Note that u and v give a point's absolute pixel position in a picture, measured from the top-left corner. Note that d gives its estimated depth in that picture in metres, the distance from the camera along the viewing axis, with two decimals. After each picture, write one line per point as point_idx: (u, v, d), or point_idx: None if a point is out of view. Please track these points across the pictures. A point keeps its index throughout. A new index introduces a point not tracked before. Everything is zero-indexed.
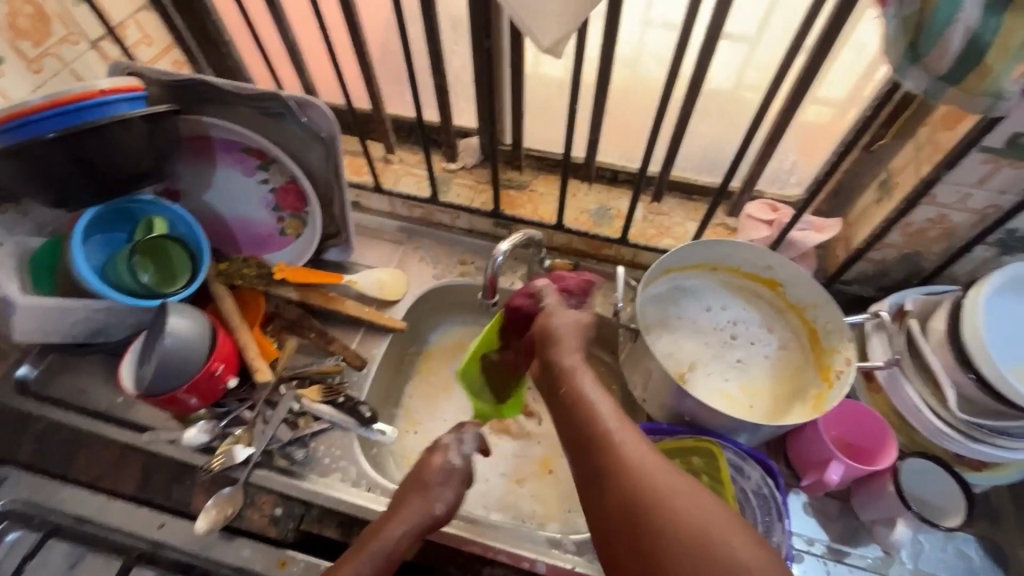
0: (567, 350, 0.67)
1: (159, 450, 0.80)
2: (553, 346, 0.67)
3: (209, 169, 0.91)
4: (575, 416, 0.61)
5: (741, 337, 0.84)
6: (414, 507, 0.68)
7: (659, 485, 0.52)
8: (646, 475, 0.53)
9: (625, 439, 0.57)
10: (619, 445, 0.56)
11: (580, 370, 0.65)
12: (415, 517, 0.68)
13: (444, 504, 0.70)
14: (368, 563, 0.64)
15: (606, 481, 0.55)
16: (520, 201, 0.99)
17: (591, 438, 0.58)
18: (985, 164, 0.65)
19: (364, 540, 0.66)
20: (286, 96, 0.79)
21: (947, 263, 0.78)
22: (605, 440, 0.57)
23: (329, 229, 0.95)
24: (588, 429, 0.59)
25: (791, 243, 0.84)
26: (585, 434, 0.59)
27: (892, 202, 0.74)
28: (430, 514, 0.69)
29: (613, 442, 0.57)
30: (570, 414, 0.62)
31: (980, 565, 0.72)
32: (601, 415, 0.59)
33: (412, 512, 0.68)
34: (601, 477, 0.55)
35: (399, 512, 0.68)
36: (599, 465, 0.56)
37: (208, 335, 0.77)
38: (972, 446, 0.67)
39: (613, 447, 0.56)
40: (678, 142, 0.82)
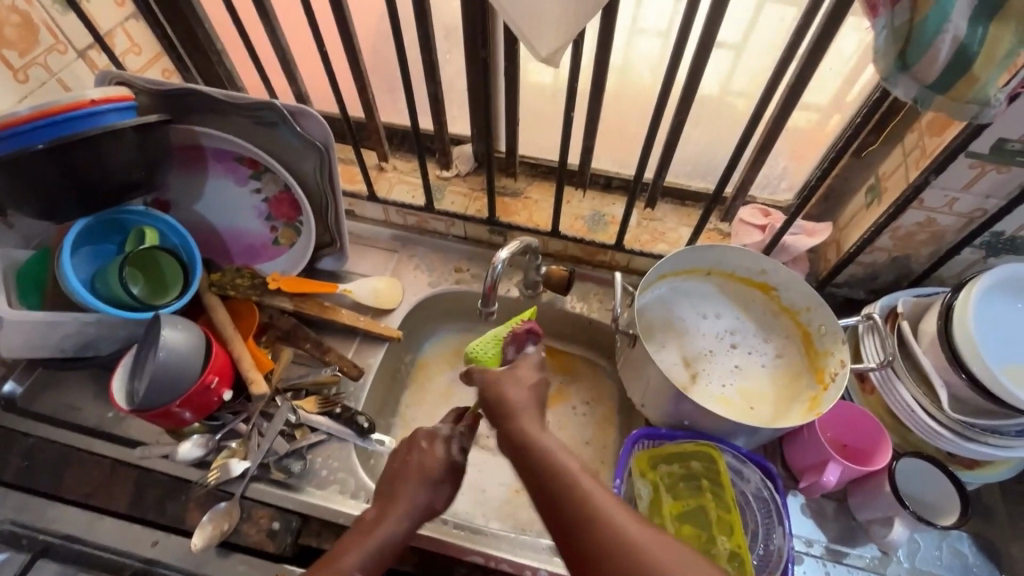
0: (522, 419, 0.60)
1: (151, 466, 0.78)
2: (509, 416, 0.61)
3: (200, 179, 0.90)
4: (542, 474, 0.55)
5: (739, 344, 0.84)
6: (411, 500, 0.63)
7: (639, 543, 0.47)
8: (625, 533, 0.48)
9: (599, 496, 0.51)
10: (593, 500, 0.50)
11: (536, 435, 0.58)
12: (411, 510, 0.63)
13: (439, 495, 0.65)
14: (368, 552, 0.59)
15: (583, 543, 0.49)
16: (515, 208, 0.99)
17: (562, 495, 0.52)
18: (971, 169, 0.66)
19: (361, 527, 0.61)
20: (280, 105, 0.79)
21: (935, 265, 0.79)
22: (578, 493, 0.51)
23: (323, 238, 0.94)
24: (560, 487, 0.53)
25: (783, 247, 0.86)
26: (553, 491, 0.53)
27: (881, 206, 0.75)
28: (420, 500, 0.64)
29: (587, 495, 0.51)
30: (535, 477, 0.55)
31: (975, 562, 0.74)
32: (571, 473, 0.54)
33: (409, 501, 0.63)
34: (575, 536, 0.50)
35: (395, 503, 0.63)
36: (574, 524, 0.50)
37: (202, 348, 0.75)
38: (963, 444, 0.69)
39: (585, 501, 0.51)
40: (672, 148, 0.83)
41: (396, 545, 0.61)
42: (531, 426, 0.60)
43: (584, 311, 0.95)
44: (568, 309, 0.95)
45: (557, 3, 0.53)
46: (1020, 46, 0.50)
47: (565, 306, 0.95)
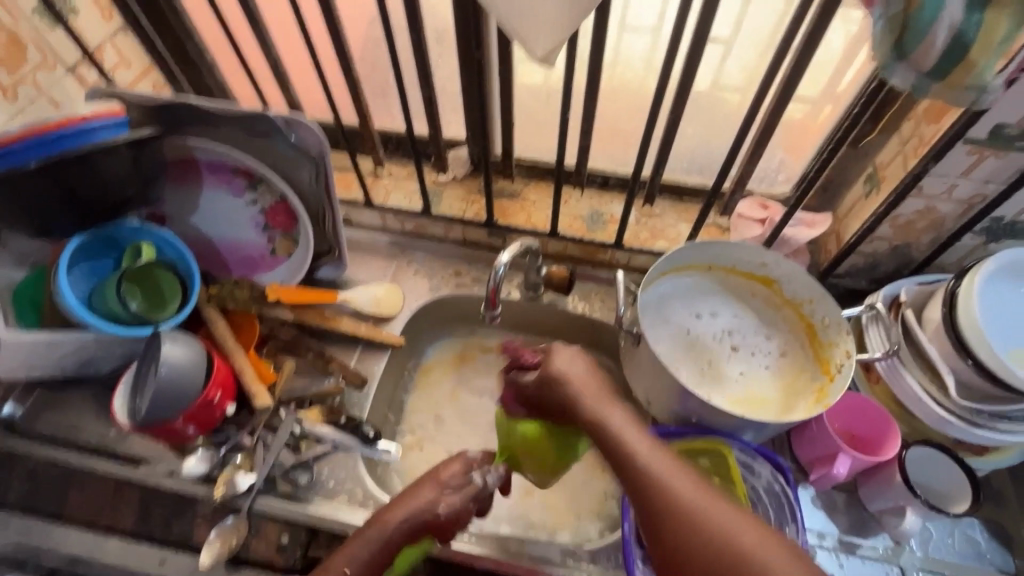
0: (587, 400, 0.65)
1: (157, 483, 0.77)
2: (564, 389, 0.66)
3: (195, 192, 0.90)
4: (619, 459, 0.60)
5: (736, 343, 0.84)
6: (422, 503, 0.66)
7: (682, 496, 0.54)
8: (698, 509, 0.53)
9: (670, 474, 0.57)
10: (666, 482, 0.56)
11: (603, 410, 0.64)
12: (416, 515, 0.65)
13: (449, 504, 0.66)
14: (358, 556, 0.63)
15: (662, 519, 0.54)
16: (512, 210, 0.99)
17: (640, 480, 0.58)
18: (969, 155, 0.66)
19: (363, 533, 0.64)
20: (273, 115, 0.77)
21: (935, 253, 0.79)
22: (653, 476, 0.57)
23: (321, 246, 0.94)
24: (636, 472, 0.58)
25: (784, 239, 0.86)
26: (635, 479, 0.58)
27: (880, 195, 0.75)
28: (431, 509, 0.66)
29: (662, 478, 0.56)
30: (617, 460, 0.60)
31: (987, 548, 0.74)
32: (645, 455, 0.59)
33: (415, 509, 0.65)
34: (653, 517, 0.55)
35: (408, 498, 0.66)
36: (655, 506, 0.55)
37: (204, 362, 0.74)
38: (972, 430, 0.69)
39: (659, 483, 0.56)
40: (669, 145, 0.82)
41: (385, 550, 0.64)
42: (600, 402, 0.65)
43: (586, 310, 0.94)
44: (570, 309, 0.94)
45: (553, 4, 0.53)
46: (1015, 32, 0.50)
47: (567, 306, 0.95)
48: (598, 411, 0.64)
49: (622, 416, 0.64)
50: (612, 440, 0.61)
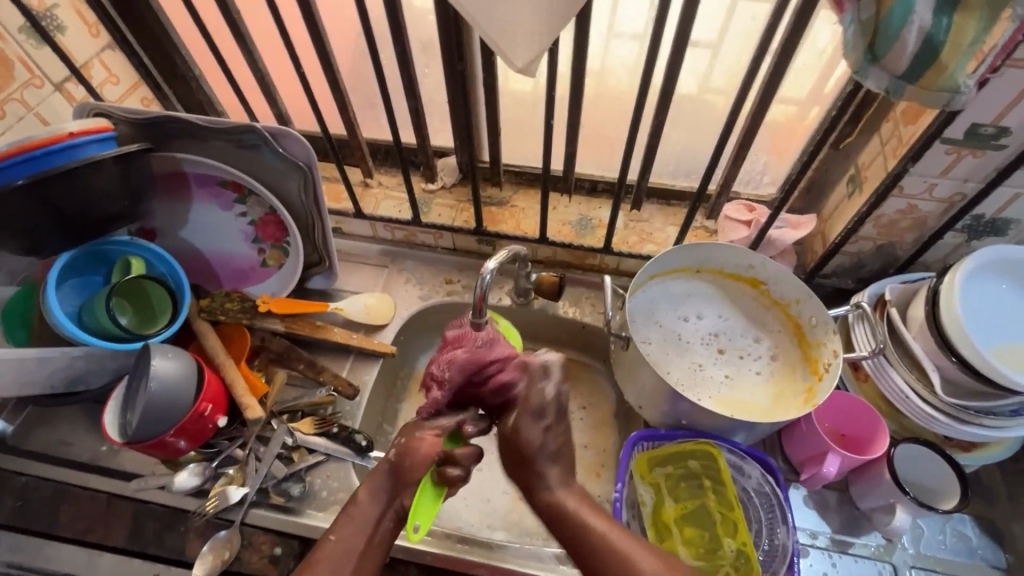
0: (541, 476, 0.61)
1: (148, 497, 0.77)
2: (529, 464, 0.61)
3: (185, 206, 0.90)
4: (575, 538, 0.59)
5: (722, 344, 0.84)
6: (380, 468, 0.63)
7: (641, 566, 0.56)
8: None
9: (635, 553, 0.57)
10: (633, 562, 0.56)
11: (554, 486, 0.61)
12: (382, 475, 0.62)
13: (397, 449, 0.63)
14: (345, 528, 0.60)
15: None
16: (501, 217, 0.99)
17: (603, 559, 0.57)
18: (948, 155, 0.67)
19: (346, 507, 0.62)
20: (261, 127, 0.79)
21: (920, 251, 0.80)
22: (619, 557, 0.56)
23: (311, 257, 0.94)
24: (599, 555, 0.57)
25: (770, 241, 0.86)
26: (591, 558, 0.58)
27: (863, 195, 0.76)
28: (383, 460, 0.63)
29: (626, 558, 0.56)
30: (571, 541, 0.59)
31: (978, 544, 0.74)
32: (607, 533, 0.58)
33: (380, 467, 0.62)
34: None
35: (372, 476, 0.63)
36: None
37: (194, 375, 0.75)
38: (959, 427, 0.69)
39: (622, 560, 0.56)
40: (654, 150, 0.83)
41: (373, 509, 0.61)
42: (559, 478, 0.62)
43: (577, 315, 0.95)
44: (560, 314, 0.95)
45: (531, 15, 0.54)
46: (984, 34, 0.51)
47: (558, 311, 0.95)
48: (553, 488, 0.61)
49: (576, 489, 0.62)
50: (570, 519, 0.59)
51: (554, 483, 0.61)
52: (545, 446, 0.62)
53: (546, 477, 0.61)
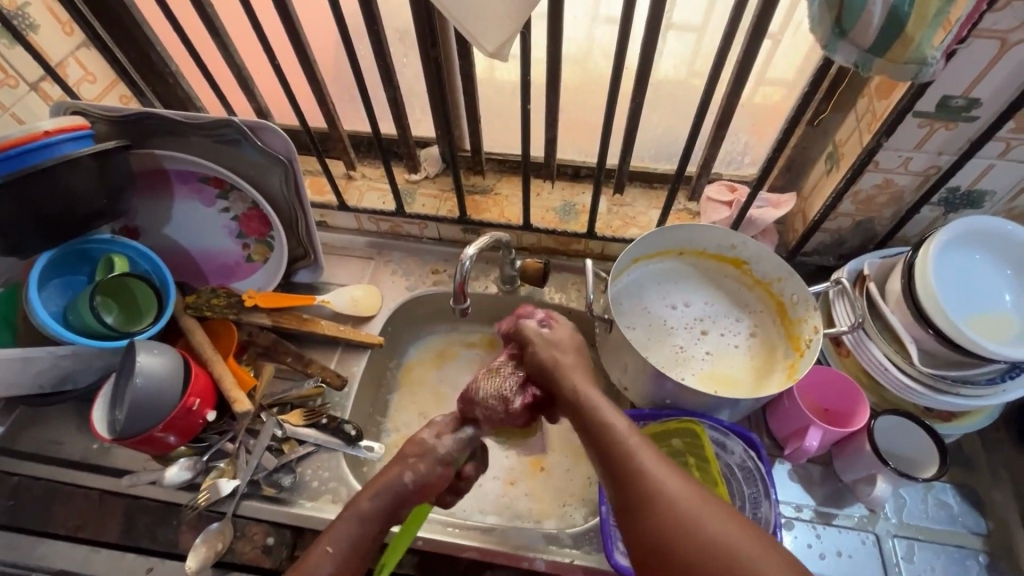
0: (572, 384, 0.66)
1: (141, 493, 0.78)
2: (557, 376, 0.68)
3: (166, 203, 0.90)
4: (607, 453, 0.59)
5: (709, 330, 0.85)
6: (392, 477, 0.66)
7: (664, 483, 0.54)
8: (680, 505, 0.52)
9: (656, 472, 0.55)
10: (651, 478, 0.55)
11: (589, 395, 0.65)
12: (386, 487, 0.65)
13: (415, 474, 0.67)
14: (346, 532, 0.62)
15: (642, 510, 0.53)
16: (485, 206, 0.99)
17: (625, 475, 0.56)
18: (920, 128, 0.68)
19: (341, 515, 0.64)
20: (239, 121, 0.79)
21: (898, 225, 0.81)
22: (639, 471, 0.56)
23: (296, 251, 0.95)
24: (623, 468, 0.57)
25: (751, 220, 0.87)
26: (618, 472, 0.57)
27: (840, 172, 0.77)
28: (399, 482, 0.66)
29: (645, 474, 0.55)
30: (603, 456, 0.59)
31: (959, 511, 0.76)
32: (635, 450, 0.57)
33: (387, 483, 0.65)
34: (632, 510, 0.54)
35: (377, 484, 0.65)
36: (636, 500, 0.54)
37: (181, 370, 0.75)
38: (936, 397, 0.70)
39: (642, 476, 0.55)
40: (633, 133, 0.83)
41: (376, 520, 0.64)
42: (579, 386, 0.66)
43: (563, 301, 0.96)
44: (547, 300, 0.96)
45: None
46: (949, 5, 0.51)
47: (544, 297, 0.96)
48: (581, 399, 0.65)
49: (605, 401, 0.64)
50: (601, 431, 0.61)
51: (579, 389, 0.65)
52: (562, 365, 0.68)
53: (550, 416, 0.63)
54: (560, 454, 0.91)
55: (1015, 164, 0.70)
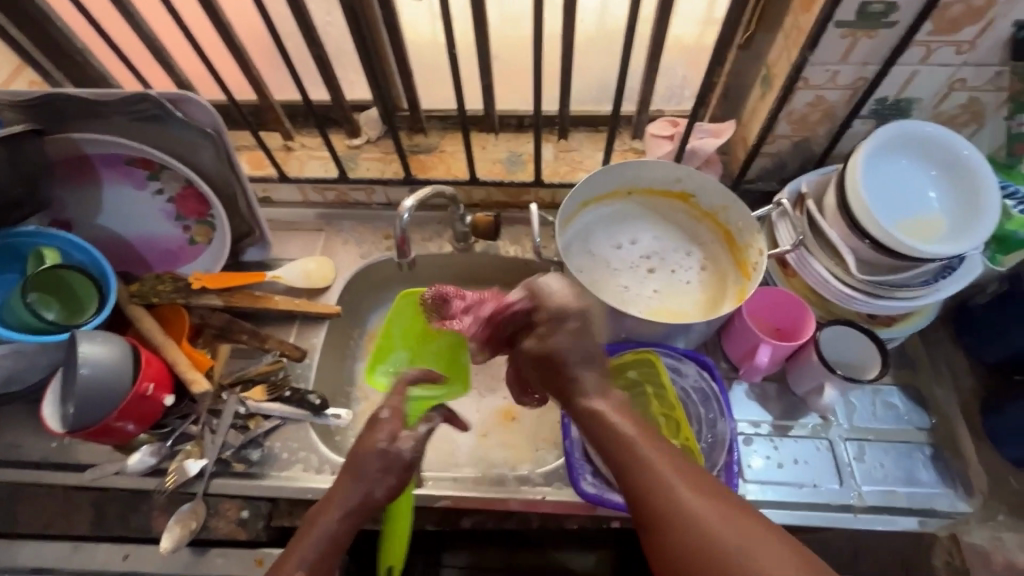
0: (583, 380, 0.60)
1: (108, 484, 0.76)
2: (562, 366, 0.61)
3: (95, 189, 0.87)
4: (617, 459, 0.54)
5: (655, 267, 0.86)
6: (347, 494, 0.63)
7: (680, 492, 0.49)
8: (705, 521, 0.47)
9: (671, 473, 0.51)
10: (667, 481, 0.50)
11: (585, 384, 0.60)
12: (346, 503, 0.62)
13: (385, 487, 0.65)
14: (311, 550, 0.59)
15: (660, 533, 0.48)
16: (431, 164, 0.98)
17: (638, 483, 0.51)
18: (843, 39, 0.68)
19: (296, 534, 0.61)
20: (157, 94, 0.75)
21: (833, 142, 0.82)
22: (654, 477, 0.51)
23: (240, 229, 0.92)
24: (638, 489, 0.51)
25: (693, 152, 0.87)
26: (628, 480, 0.52)
27: (773, 93, 0.77)
28: (370, 498, 0.63)
29: (661, 477, 0.51)
30: (619, 471, 0.53)
31: (905, 410, 0.80)
32: (649, 457, 0.52)
33: (349, 501, 0.62)
34: (651, 529, 0.49)
35: (335, 493, 0.63)
36: (657, 521, 0.49)
37: (130, 358, 0.73)
38: (875, 302, 0.73)
39: (657, 482, 0.50)
40: (568, 73, 0.82)
41: (345, 538, 0.62)
42: (587, 376, 0.61)
43: (519, 253, 0.96)
44: (502, 253, 0.96)
45: None
46: None
47: (499, 251, 0.96)
48: (590, 393, 0.60)
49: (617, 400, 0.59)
50: (610, 433, 0.56)
51: (585, 385, 0.60)
52: (565, 349, 0.61)
53: (577, 366, 0.61)
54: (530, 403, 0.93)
55: (939, 68, 0.71)
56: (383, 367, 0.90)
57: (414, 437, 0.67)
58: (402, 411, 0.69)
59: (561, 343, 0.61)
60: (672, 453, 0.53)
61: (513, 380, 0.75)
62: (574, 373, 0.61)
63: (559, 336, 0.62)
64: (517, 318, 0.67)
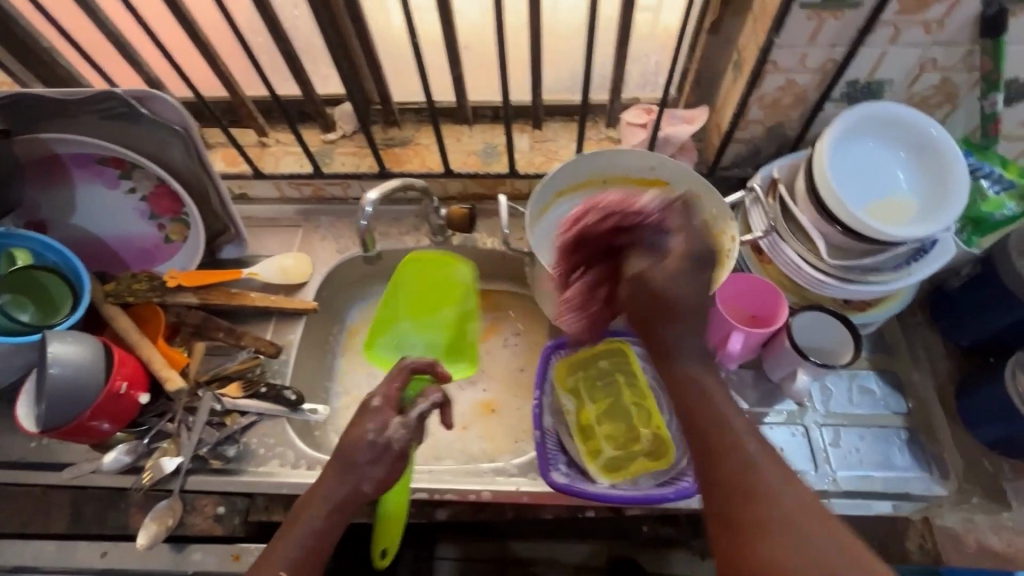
0: (679, 338, 0.57)
1: (86, 483, 0.77)
2: (666, 315, 0.57)
3: (68, 189, 0.87)
4: (714, 446, 0.52)
5: None
6: (332, 489, 0.62)
7: (782, 507, 0.48)
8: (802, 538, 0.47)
9: (774, 484, 0.49)
10: (768, 491, 0.49)
11: (679, 350, 0.57)
12: (330, 498, 0.62)
13: (374, 480, 0.64)
14: (293, 550, 0.60)
15: (743, 532, 0.48)
16: (406, 157, 0.97)
17: (732, 480, 0.50)
18: (810, 20, 0.67)
19: (286, 520, 0.63)
20: (122, 92, 0.75)
21: (807, 127, 0.81)
22: (751, 482, 0.50)
23: (215, 226, 0.92)
24: (728, 485, 0.50)
25: (667, 139, 0.86)
26: (720, 472, 0.51)
27: (744, 77, 0.76)
28: (358, 490, 0.63)
29: (761, 486, 0.49)
30: (707, 457, 0.52)
31: (882, 395, 0.80)
32: (751, 458, 0.51)
33: (333, 496, 0.62)
34: (731, 523, 0.49)
35: (321, 484, 0.63)
36: (741, 521, 0.49)
37: (102, 358, 0.73)
38: (848, 287, 0.72)
39: (753, 487, 0.49)
40: (537, 61, 0.81)
41: (333, 533, 0.62)
42: (682, 336, 0.57)
43: (495, 245, 0.96)
44: (479, 246, 0.96)
45: None
46: None
47: (475, 243, 0.96)
48: (683, 357, 0.57)
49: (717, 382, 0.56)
50: (714, 421, 0.53)
51: (677, 346, 0.57)
52: (682, 297, 0.56)
53: (682, 325, 0.57)
54: (509, 395, 0.93)
55: (908, 48, 0.70)
56: (384, 343, 0.81)
57: (405, 424, 0.64)
58: (392, 399, 0.66)
59: (676, 291, 0.56)
60: (780, 463, 0.51)
61: (592, 313, 0.69)
62: (678, 329, 0.57)
63: (680, 280, 0.56)
64: (639, 224, 0.60)
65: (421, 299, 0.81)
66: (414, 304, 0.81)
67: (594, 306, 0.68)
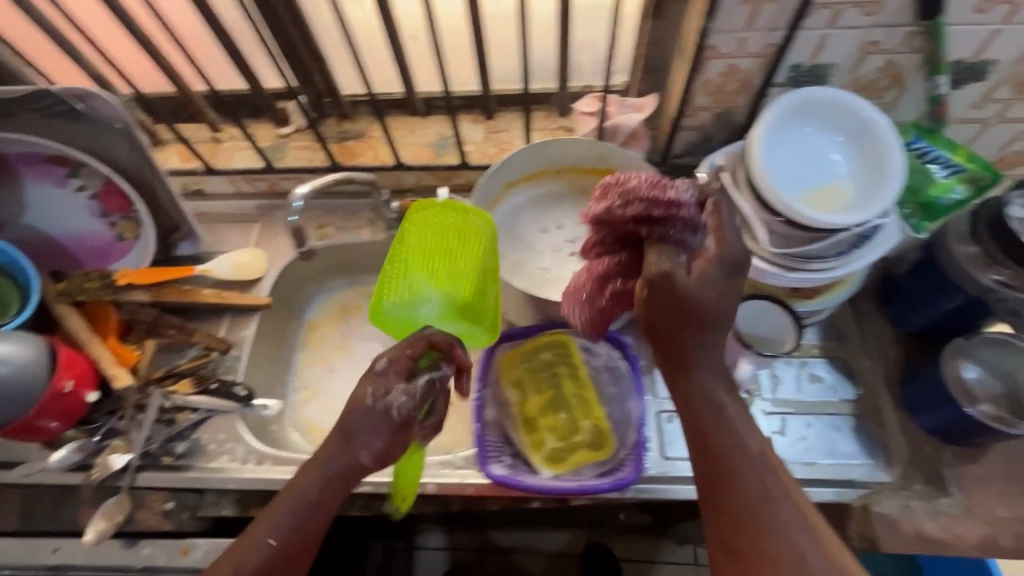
0: (702, 341, 0.55)
1: (36, 481, 0.78)
2: (691, 318, 0.54)
3: (17, 187, 0.86)
4: (725, 466, 0.52)
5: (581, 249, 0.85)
6: (330, 456, 0.60)
7: (789, 533, 0.50)
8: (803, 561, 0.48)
9: (781, 510, 0.51)
10: (775, 516, 0.50)
11: (698, 362, 0.56)
12: (327, 467, 0.60)
13: (373, 451, 0.61)
14: (285, 519, 0.58)
15: (743, 552, 0.50)
16: (359, 150, 0.96)
17: (742, 502, 0.51)
18: (744, 5, 0.66)
19: (279, 491, 0.60)
20: (59, 89, 0.74)
21: (754, 113, 0.80)
22: (759, 506, 0.51)
23: (167, 224, 0.92)
24: (735, 507, 0.51)
25: (616, 128, 0.85)
26: (726, 492, 0.52)
27: (686, 63, 0.75)
28: (355, 459, 0.60)
29: (768, 511, 0.50)
30: (715, 476, 0.53)
31: (832, 382, 0.80)
32: (763, 482, 0.51)
33: (332, 461, 0.60)
34: (733, 542, 0.51)
35: (320, 452, 0.60)
36: (744, 541, 0.50)
37: (45, 358, 0.72)
38: (789, 276, 0.71)
39: (761, 512, 0.50)
40: (480, 51, 0.80)
41: (325, 507, 0.60)
42: (703, 347, 0.56)
43: None
44: None
45: None
46: None
47: None
48: (701, 367, 0.55)
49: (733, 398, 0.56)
50: (730, 440, 0.53)
51: (699, 354, 0.55)
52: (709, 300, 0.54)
53: (704, 333, 0.55)
54: None
55: (848, 31, 0.69)
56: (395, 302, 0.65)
57: (409, 393, 0.61)
58: (405, 367, 0.62)
59: (701, 295, 0.54)
60: (793, 489, 0.52)
61: (607, 308, 0.67)
62: (702, 335, 0.55)
63: (712, 284, 0.54)
64: (673, 216, 0.57)
65: (436, 249, 0.67)
66: (428, 256, 0.66)
67: (602, 299, 0.65)
